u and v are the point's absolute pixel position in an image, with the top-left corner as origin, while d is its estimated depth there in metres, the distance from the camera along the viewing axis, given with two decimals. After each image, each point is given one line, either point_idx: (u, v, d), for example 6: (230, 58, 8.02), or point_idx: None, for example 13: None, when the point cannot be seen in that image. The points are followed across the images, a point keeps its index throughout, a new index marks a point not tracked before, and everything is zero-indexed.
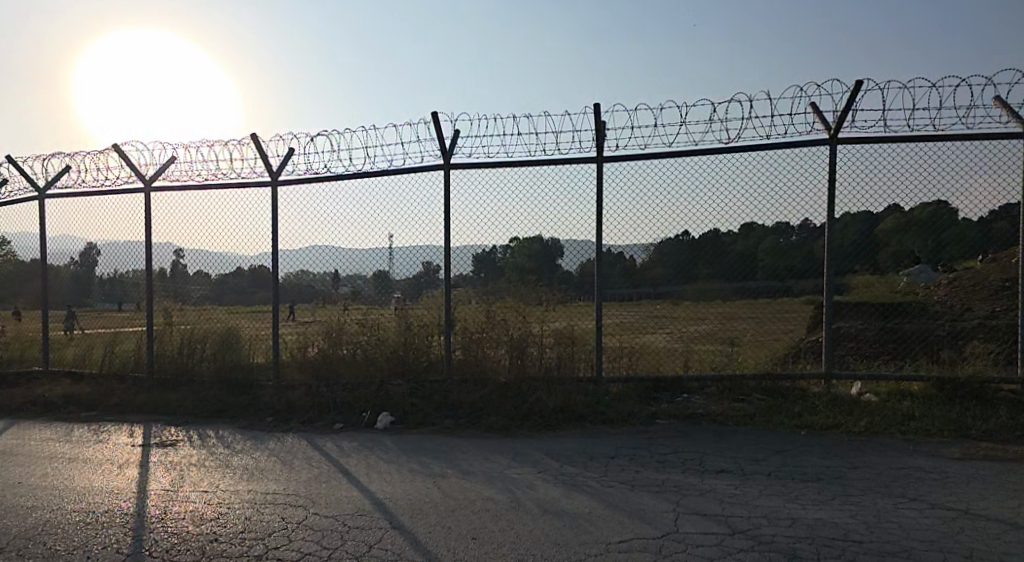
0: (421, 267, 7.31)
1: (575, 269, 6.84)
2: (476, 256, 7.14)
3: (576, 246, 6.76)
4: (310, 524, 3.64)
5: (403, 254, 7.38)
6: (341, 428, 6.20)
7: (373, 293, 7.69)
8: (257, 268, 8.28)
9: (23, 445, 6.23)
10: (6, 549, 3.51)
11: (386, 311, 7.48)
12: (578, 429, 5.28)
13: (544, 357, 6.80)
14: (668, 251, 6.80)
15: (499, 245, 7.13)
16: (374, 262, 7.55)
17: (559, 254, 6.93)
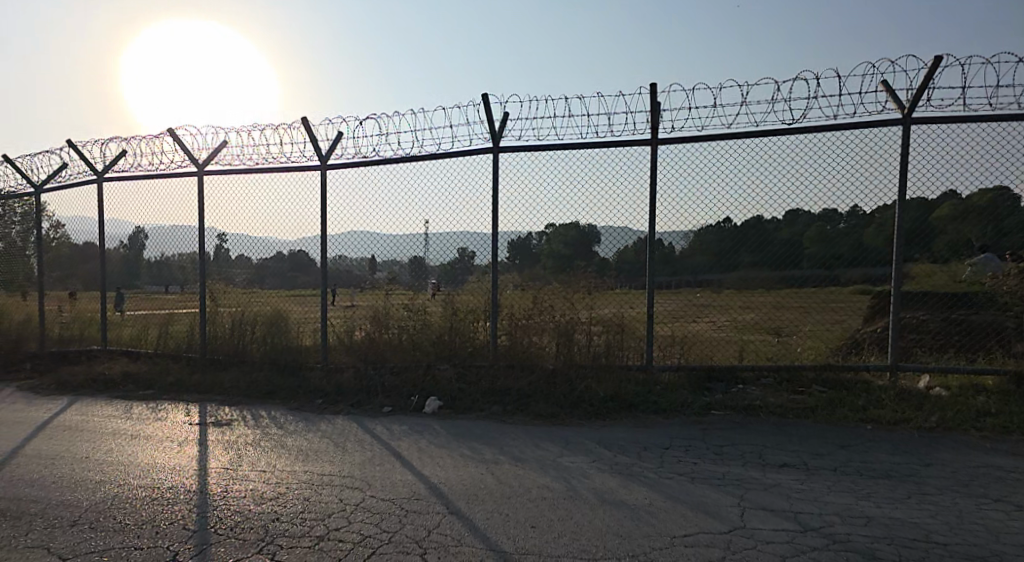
0: (457, 255, 7.32)
1: (613, 256, 6.83)
2: (511, 244, 7.00)
3: (615, 232, 6.76)
4: (367, 507, 3.66)
5: (440, 240, 7.32)
6: (390, 411, 6.25)
7: (411, 279, 7.71)
8: (299, 252, 8.38)
9: (87, 421, 6.47)
10: (79, 522, 3.63)
11: (427, 296, 7.54)
12: (630, 418, 5.19)
13: (592, 344, 6.71)
14: (709, 238, 6.62)
15: (536, 232, 7.03)
16: (409, 248, 7.52)
17: (596, 241, 6.89)
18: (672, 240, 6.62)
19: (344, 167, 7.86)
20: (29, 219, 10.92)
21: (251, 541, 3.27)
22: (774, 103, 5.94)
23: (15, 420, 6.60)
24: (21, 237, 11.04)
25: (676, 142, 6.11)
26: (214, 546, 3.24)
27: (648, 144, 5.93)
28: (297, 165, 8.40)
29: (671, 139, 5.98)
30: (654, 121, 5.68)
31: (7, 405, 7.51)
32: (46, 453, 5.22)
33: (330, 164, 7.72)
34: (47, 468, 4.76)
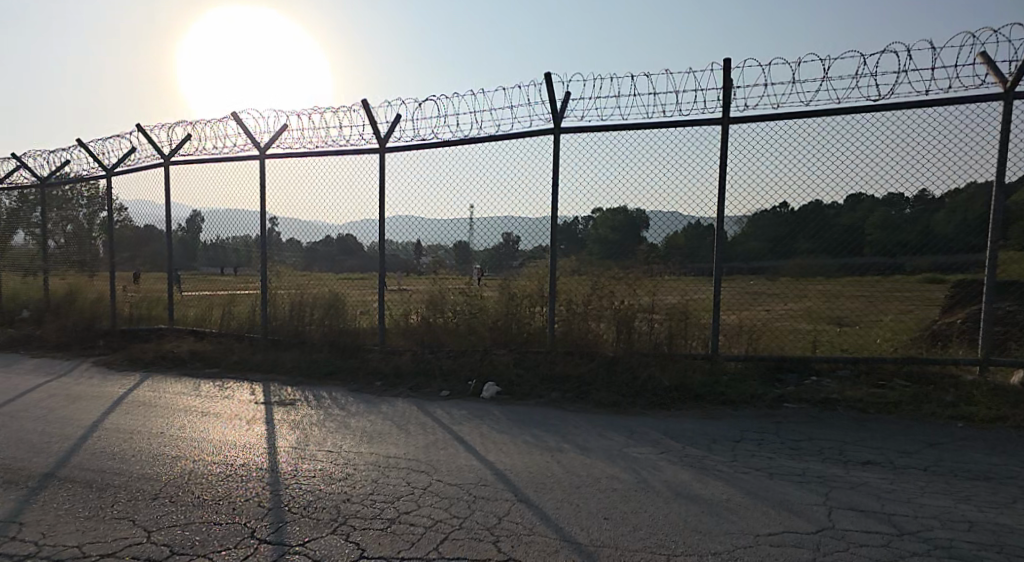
0: (501, 240, 7.28)
1: (661, 242, 6.57)
2: (558, 227, 6.85)
3: (663, 217, 6.47)
4: (435, 491, 3.65)
5: (484, 224, 7.27)
6: (448, 396, 6.25)
7: (455, 264, 7.69)
8: (346, 235, 8.71)
9: (159, 397, 6.73)
10: (160, 495, 3.76)
11: (469, 281, 7.58)
12: (697, 409, 5.05)
13: (653, 333, 6.55)
14: (764, 223, 6.37)
15: (582, 218, 6.84)
16: (452, 233, 7.47)
17: (644, 225, 6.62)
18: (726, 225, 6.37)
19: (401, 150, 7.88)
20: (100, 202, 11.38)
21: (325, 521, 3.31)
22: (857, 79, 5.74)
23: (94, 395, 6.92)
24: (93, 220, 11.52)
25: (749, 121, 6.00)
26: (290, 524, 3.29)
27: (719, 124, 5.89)
28: (355, 149, 8.49)
29: (743, 117, 5.89)
30: (727, 98, 5.69)
31: (86, 380, 7.90)
32: (124, 427, 5.44)
33: (388, 147, 7.75)
34: (126, 442, 4.96)
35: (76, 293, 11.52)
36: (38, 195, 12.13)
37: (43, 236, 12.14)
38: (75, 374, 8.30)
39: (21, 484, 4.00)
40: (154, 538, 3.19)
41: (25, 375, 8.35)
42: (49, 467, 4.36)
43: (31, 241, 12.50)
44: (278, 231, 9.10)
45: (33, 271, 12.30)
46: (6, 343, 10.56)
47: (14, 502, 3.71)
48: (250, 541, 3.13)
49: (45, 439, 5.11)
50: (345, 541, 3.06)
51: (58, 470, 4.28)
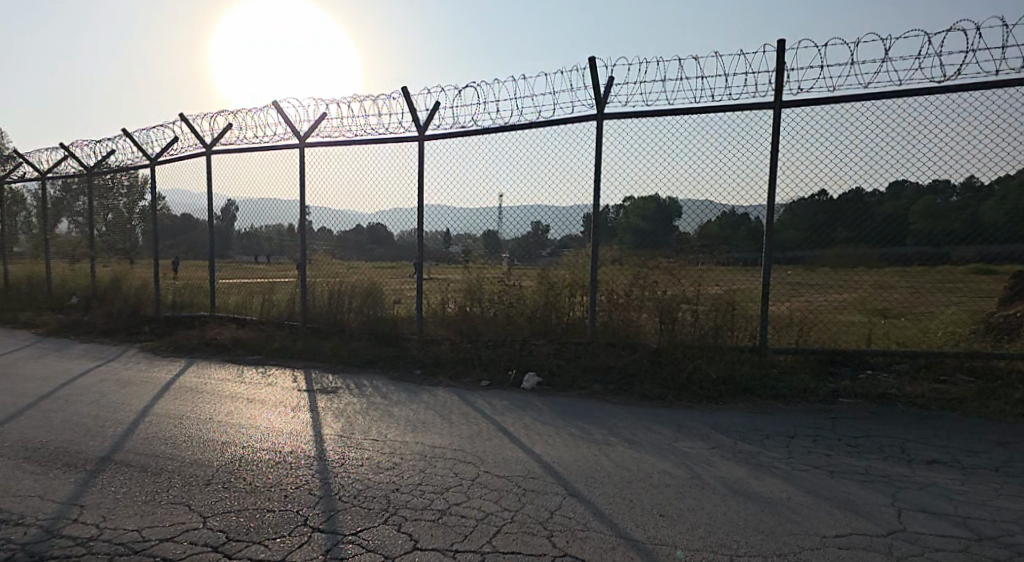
0: (530, 229, 7.32)
1: (694, 231, 6.53)
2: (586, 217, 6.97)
3: (698, 206, 6.45)
4: (484, 483, 3.62)
5: (513, 213, 7.33)
6: (488, 386, 6.22)
7: (485, 252, 7.73)
8: (376, 224, 8.92)
9: (205, 384, 6.85)
10: (213, 482, 3.81)
11: (500, 270, 7.57)
12: (747, 403, 4.93)
13: (698, 324, 6.36)
14: (804, 212, 6.21)
15: (613, 206, 6.78)
16: (482, 222, 7.60)
17: (677, 215, 6.61)
18: (760, 213, 6.20)
19: (439, 138, 7.84)
20: (143, 191, 11.59)
21: (376, 511, 3.31)
22: (920, 59, 5.50)
23: (142, 380, 7.09)
24: (135, 209, 11.76)
25: (801, 105, 5.81)
26: (342, 513, 3.30)
27: (770, 108, 5.70)
28: (393, 137, 8.49)
29: (795, 101, 5.70)
30: (779, 82, 5.50)
31: (134, 365, 8.10)
32: (173, 413, 5.55)
33: (427, 135, 7.72)
34: (176, 427, 5.05)
35: (121, 280, 11.80)
36: (83, 184, 12.42)
37: (88, 225, 12.45)
38: (123, 360, 8.52)
39: (79, 467, 4.10)
40: (211, 524, 3.24)
41: (76, 359, 8.60)
42: (104, 450, 4.46)
43: (77, 229, 12.82)
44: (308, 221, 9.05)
45: (80, 258, 12.63)
46: (57, 329, 10.88)
47: (74, 484, 3.80)
48: (304, 529, 3.15)
49: (98, 423, 5.24)
50: (398, 531, 3.06)
51: (113, 454, 4.37)
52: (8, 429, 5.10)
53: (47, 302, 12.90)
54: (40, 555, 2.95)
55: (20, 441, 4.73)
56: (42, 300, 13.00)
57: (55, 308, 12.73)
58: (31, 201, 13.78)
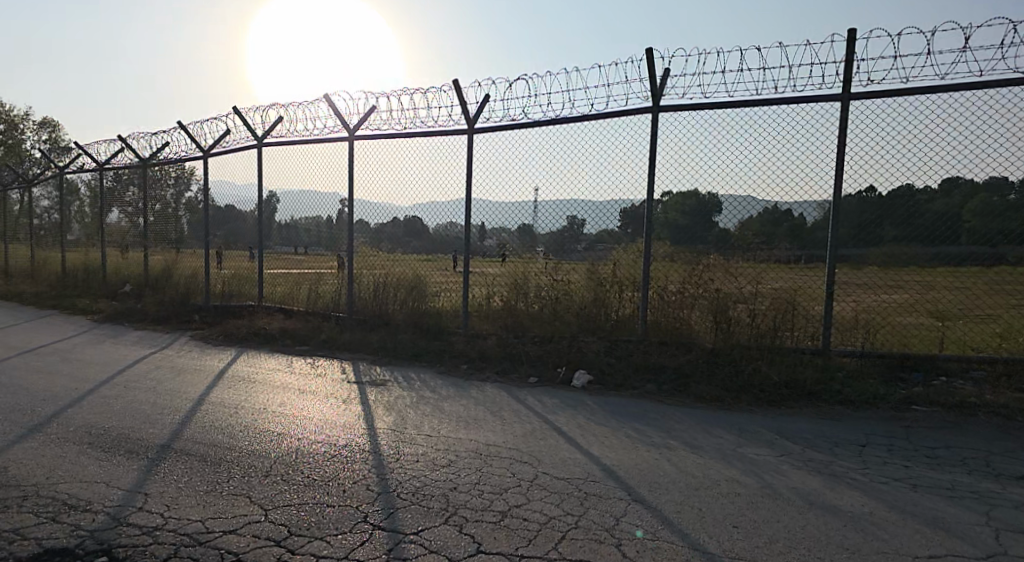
0: (566, 222, 7.25)
1: (733, 228, 6.31)
2: (624, 211, 6.83)
3: (737, 202, 6.19)
4: (543, 485, 3.52)
5: (549, 207, 7.26)
6: (537, 383, 6.13)
7: (518, 244, 7.62)
8: (413, 218, 8.75)
9: (257, 373, 6.94)
10: (272, 473, 3.82)
11: (535, 264, 7.50)
12: (813, 410, 4.73)
13: (757, 323, 6.13)
14: (847, 210, 5.92)
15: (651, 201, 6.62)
16: (516, 215, 7.46)
17: (716, 210, 6.40)
18: (804, 210, 6.03)
19: (487, 132, 7.77)
20: (191, 182, 11.89)
21: (436, 510, 3.25)
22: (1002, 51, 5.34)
23: (196, 369, 7.22)
24: (182, 199, 12.07)
25: (870, 97, 5.53)
26: (401, 511, 3.25)
27: (837, 99, 5.45)
28: (441, 130, 8.47)
29: (865, 92, 5.42)
30: (847, 73, 5.24)
31: (187, 353, 8.28)
32: (228, 402, 5.62)
33: (477, 128, 7.65)
34: (232, 417, 5.11)
35: (172, 269, 12.07)
36: (136, 174, 12.71)
37: (140, 214, 12.79)
38: (176, 347, 8.71)
39: (141, 455, 4.16)
40: (272, 517, 3.23)
41: (132, 346, 8.83)
42: (164, 438, 4.53)
43: (130, 219, 13.15)
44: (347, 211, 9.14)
45: (133, 247, 12.96)
46: (113, 316, 11.21)
47: (137, 471, 3.86)
48: (365, 526, 3.11)
49: (158, 411, 5.33)
50: (460, 533, 3.00)
51: (173, 443, 4.43)
52: (73, 414, 5.24)
53: (102, 289, 13.30)
54: (110, 543, 2.98)
55: (84, 426, 4.84)
56: (98, 287, 13.41)
57: (110, 295, 13.12)
58: (87, 190, 14.18)
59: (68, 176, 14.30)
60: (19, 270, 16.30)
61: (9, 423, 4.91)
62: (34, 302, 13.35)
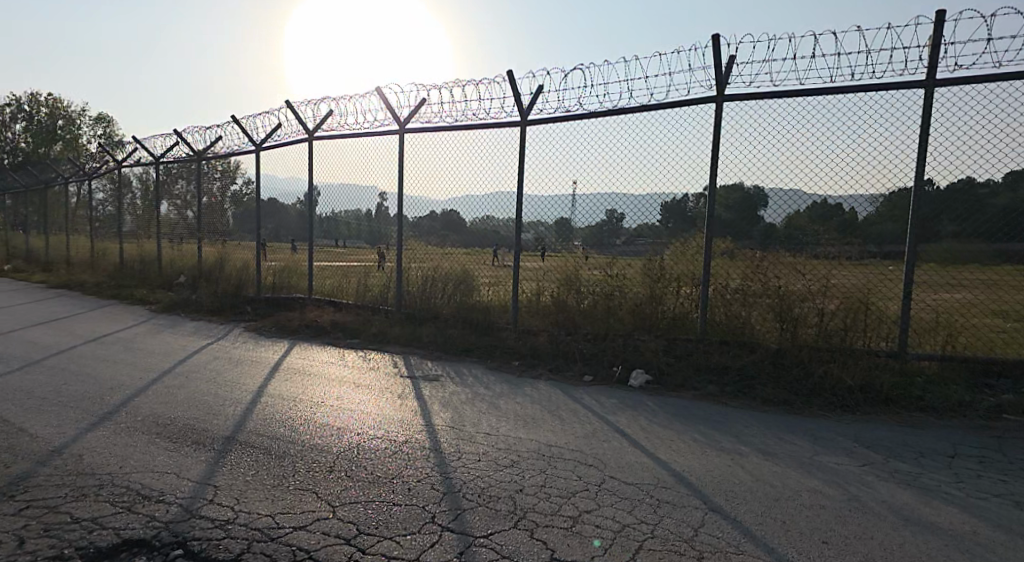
0: (604, 217, 7.12)
1: (780, 222, 6.13)
2: (665, 205, 6.79)
3: (785, 194, 6.00)
4: (611, 489, 3.39)
5: (586, 202, 7.16)
6: (593, 382, 5.99)
7: (555, 241, 7.58)
8: (450, 211, 8.83)
9: (310, 366, 7.01)
10: (336, 469, 3.81)
11: (574, 259, 7.48)
12: (891, 420, 4.50)
13: (825, 324, 5.86)
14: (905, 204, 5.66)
15: (693, 195, 6.63)
16: (556, 209, 7.40)
17: (762, 205, 6.22)
18: (856, 205, 5.81)
19: (540, 124, 7.68)
20: (236, 176, 12.30)
21: (504, 513, 3.17)
22: None
23: (253, 360, 7.34)
24: (227, 192, 12.57)
25: (959, 82, 5.19)
26: (469, 513, 3.19)
27: (920, 86, 5.15)
28: (491, 123, 8.42)
29: (952, 77, 5.11)
30: (933, 58, 4.95)
31: (242, 345, 8.43)
32: (285, 395, 5.67)
33: (530, 121, 7.56)
34: (292, 410, 5.15)
35: (224, 261, 12.31)
36: (190, 168, 13.02)
37: (193, 207, 13.10)
38: (232, 338, 8.89)
39: (208, 446, 4.22)
40: (340, 514, 3.21)
41: (190, 337, 9.05)
42: (228, 430, 4.59)
43: (184, 211, 13.45)
44: (387, 206, 9.43)
45: (186, 239, 13.28)
46: (169, 307, 11.52)
47: (205, 463, 3.90)
48: (433, 527, 3.05)
49: (220, 402, 5.41)
50: (532, 538, 2.91)
51: (237, 435, 4.48)
52: (140, 403, 5.36)
53: (158, 280, 13.69)
54: (184, 535, 3.00)
55: (151, 416, 4.94)
56: (154, 278, 13.80)
57: (166, 286, 13.50)
58: (142, 184, 14.60)
59: (124, 170, 14.70)
60: (80, 261, 16.97)
61: (81, 412, 5.05)
62: (95, 292, 13.83)
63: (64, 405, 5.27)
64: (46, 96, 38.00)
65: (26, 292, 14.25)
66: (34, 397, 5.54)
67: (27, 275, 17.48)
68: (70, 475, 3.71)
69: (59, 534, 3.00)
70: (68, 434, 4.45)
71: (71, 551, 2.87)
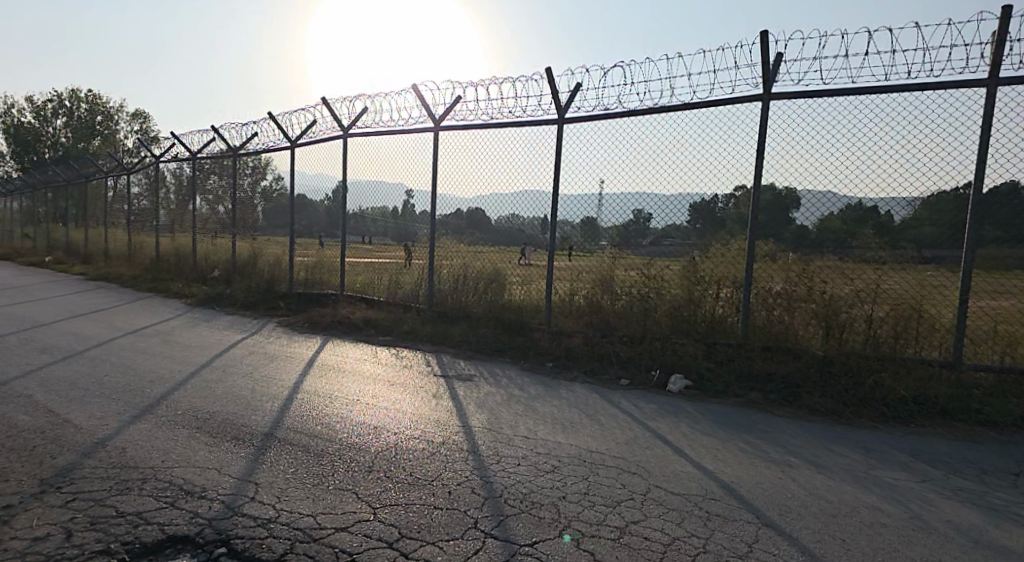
0: (631, 216, 7.11)
1: (813, 224, 6.01)
2: (693, 206, 6.69)
3: (818, 195, 5.87)
4: (658, 499, 3.29)
5: (614, 200, 7.17)
6: (630, 386, 5.89)
7: (582, 241, 7.58)
8: (476, 209, 8.87)
9: (344, 363, 7.02)
10: (374, 469, 3.77)
11: (603, 258, 7.43)
12: (948, 435, 4.37)
13: (874, 331, 5.66)
14: (945, 206, 5.48)
15: (722, 195, 6.55)
16: (582, 207, 7.45)
17: (794, 206, 6.09)
18: (892, 207, 5.66)
19: (576, 122, 7.60)
20: (267, 171, 12.45)
21: (548, 521, 3.09)
22: None
23: (288, 356, 7.38)
24: (258, 188, 12.71)
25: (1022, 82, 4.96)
26: (512, 519, 3.12)
27: (981, 86, 4.93)
28: (526, 121, 8.35)
29: (1015, 76, 4.87)
30: (996, 55, 4.73)
31: (276, 340, 8.49)
32: (321, 391, 5.69)
33: (567, 119, 7.46)
34: (328, 407, 5.14)
35: (258, 256, 12.42)
36: (224, 164, 13.18)
37: (227, 203, 13.27)
38: (266, 333, 8.98)
39: (248, 442, 4.23)
40: (381, 516, 3.17)
41: (226, 331, 9.17)
42: (266, 426, 4.59)
43: (217, 206, 13.61)
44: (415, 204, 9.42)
45: (220, 234, 13.46)
46: (204, 300, 11.68)
47: (245, 460, 3.90)
48: (475, 533, 2.98)
49: (257, 397, 5.44)
50: (578, 549, 2.82)
51: (276, 431, 4.48)
52: (180, 397, 5.42)
53: (192, 274, 13.89)
54: (227, 533, 2.99)
55: (191, 410, 4.98)
56: (189, 272, 14.02)
57: (201, 279, 13.70)
58: (177, 179, 14.82)
59: (161, 165, 14.93)
60: (117, 254, 17.33)
61: (124, 404, 5.12)
62: (132, 285, 14.11)
63: (107, 397, 5.35)
64: (86, 92, 38.93)
65: (67, 283, 14.60)
66: (78, 388, 5.63)
67: (67, 266, 17.93)
68: (115, 468, 3.74)
69: (105, 527, 3.01)
70: (111, 427, 4.50)
71: (118, 545, 2.87)
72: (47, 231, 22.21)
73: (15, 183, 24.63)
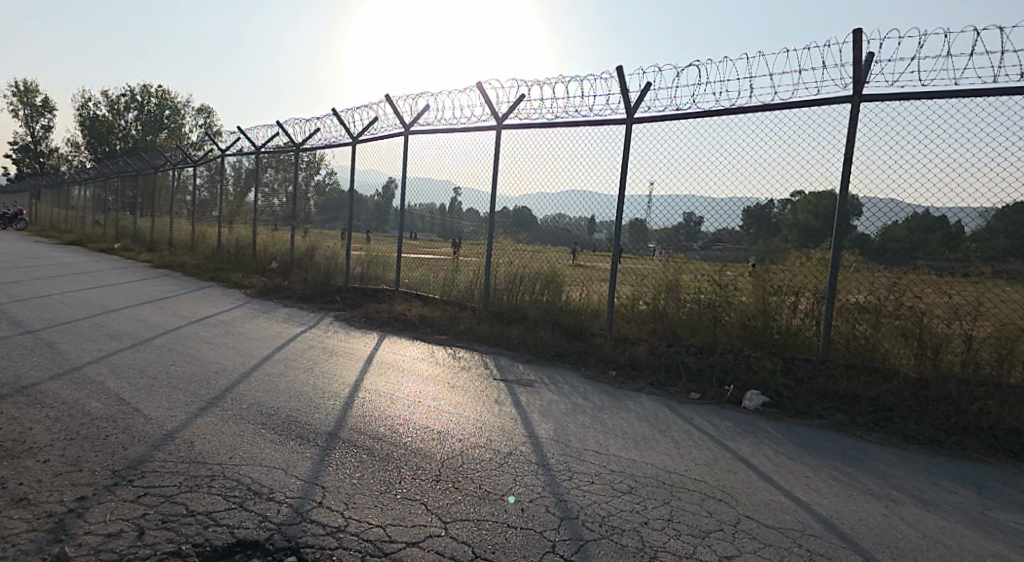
0: (681, 219, 6.98)
1: (875, 233, 5.68)
2: (748, 211, 6.47)
3: (882, 203, 5.54)
4: (750, 532, 3.03)
5: (664, 202, 7.01)
6: (701, 400, 5.58)
7: (628, 243, 7.25)
8: (522, 208, 8.75)
9: (401, 361, 6.94)
10: (441, 479, 3.63)
11: (652, 263, 7.14)
12: None
13: (974, 353, 5.18)
14: None
15: (778, 199, 6.30)
16: (630, 210, 7.19)
17: (855, 214, 5.74)
18: (962, 218, 5.24)
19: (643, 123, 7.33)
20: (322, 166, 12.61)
21: (632, 550, 2.87)
22: None
23: (346, 352, 7.35)
24: (314, 183, 12.85)
25: None
26: (592, 545, 2.91)
27: None
28: (590, 121, 8.15)
29: None
30: None
31: (333, 335, 8.49)
32: (382, 391, 5.60)
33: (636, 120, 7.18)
34: (390, 409, 5.04)
35: (314, 249, 12.50)
36: (285, 159, 13.42)
37: (286, 197, 13.48)
38: (323, 328, 9.01)
39: (312, 442, 4.15)
40: (452, 533, 3.01)
41: (284, 323, 9.25)
42: (330, 426, 4.51)
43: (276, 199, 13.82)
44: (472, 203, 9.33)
45: (278, 227, 13.68)
46: (262, 292, 11.87)
47: (310, 461, 3.81)
48: (554, 559, 2.79)
49: (319, 394, 5.40)
50: None
51: (339, 432, 4.40)
52: (244, 390, 5.42)
53: (251, 265, 14.15)
54: (297, 541, 2.88)
55: (256, 404, 4.97)
56: (248, 263, 14.30)
57: (258, 271, 13.96)
58: (239, 172, 15.16)
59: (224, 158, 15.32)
60: (180, 243, 17.90)
61: (190, 395, 5.15)
62: (195, 274, 14.50)
63: (174, 386, 5.40)
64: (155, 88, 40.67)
65: (134, 270, 15.09)
66: (147, 376, 5.72)
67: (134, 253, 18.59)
68: (183, 462, 3.71)
69: (176, 527, 2.96)
70: (179, 418, 4.51)
71: (188, 548, 2.80)
72: (116, 219, 23.16)
73: (88, 174, 25.82)
